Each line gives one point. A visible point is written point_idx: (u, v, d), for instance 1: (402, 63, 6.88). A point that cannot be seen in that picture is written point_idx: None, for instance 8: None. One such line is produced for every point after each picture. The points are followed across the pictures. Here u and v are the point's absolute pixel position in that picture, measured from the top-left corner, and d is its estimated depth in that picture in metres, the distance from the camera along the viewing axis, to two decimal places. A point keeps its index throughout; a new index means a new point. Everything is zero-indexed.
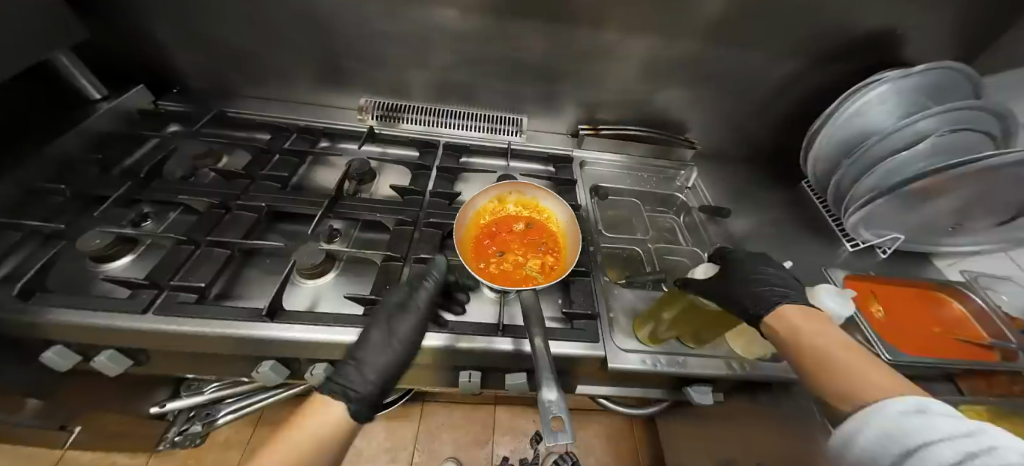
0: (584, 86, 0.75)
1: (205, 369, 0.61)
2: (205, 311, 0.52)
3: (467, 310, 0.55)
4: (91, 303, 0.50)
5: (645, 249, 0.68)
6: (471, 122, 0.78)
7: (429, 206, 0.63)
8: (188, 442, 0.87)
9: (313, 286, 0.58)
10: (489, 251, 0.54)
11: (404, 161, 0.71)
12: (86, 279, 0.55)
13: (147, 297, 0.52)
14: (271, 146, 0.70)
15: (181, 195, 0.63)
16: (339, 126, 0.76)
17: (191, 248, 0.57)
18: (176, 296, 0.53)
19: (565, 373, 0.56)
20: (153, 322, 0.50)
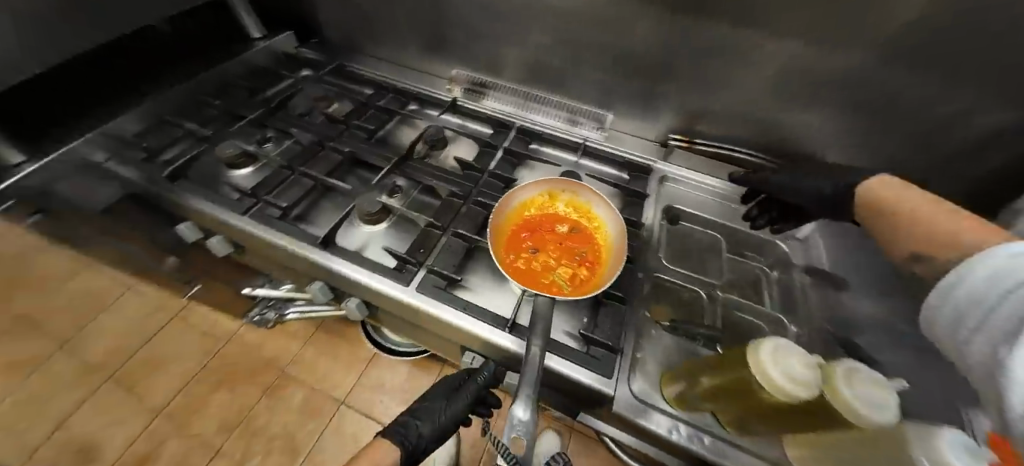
0: (687, 93, 0.65)
1: (280, 271, 0.71)
2: (282, 226, 0.59)
3: (488, 298, 0.54)
4: (212, 198, 0.62)
5: (711, 295, 0.57)
6: (552, 110, 0.75)
7: (483, 185, 0.63)
8: (265, 323, 1.00)
9: (369, 232, 0.62)
10: (522, 245, 0.52)
11: (475, 136, 0.72)
12: (216, 178, 0.69)
13: (248, 203, 0.62)
14: (370, 100, 0.78)
15: (293, 128, 0.74)
16: (430, 92, 0.80)
17: (287, 173, 0.66)
18: (266, 208, 0.62)
19: (569, 396, 0.52)
20: (246, 222, 0.60)
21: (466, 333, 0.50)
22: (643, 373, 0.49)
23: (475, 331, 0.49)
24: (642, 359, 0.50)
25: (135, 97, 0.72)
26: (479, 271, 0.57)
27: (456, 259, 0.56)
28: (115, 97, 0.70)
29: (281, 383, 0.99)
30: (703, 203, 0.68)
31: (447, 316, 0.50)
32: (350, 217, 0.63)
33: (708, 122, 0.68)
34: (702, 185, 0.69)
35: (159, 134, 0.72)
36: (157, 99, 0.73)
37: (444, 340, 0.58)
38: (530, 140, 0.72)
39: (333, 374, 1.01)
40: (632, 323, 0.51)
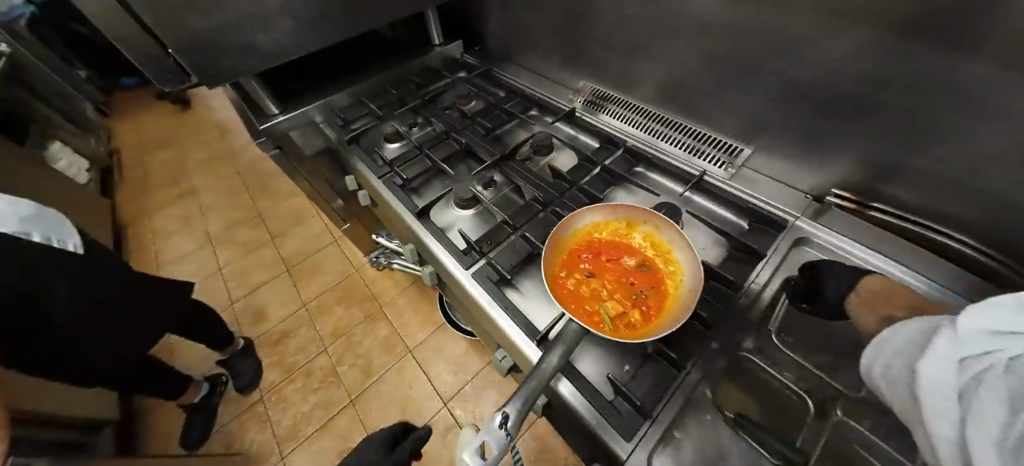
0: (868, 144, 0.48)
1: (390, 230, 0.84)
2: (400, 195, 0.69)
3: (532, 307, 0.53)
4: (363, 158, 0.78)
5: (823, 411, 0.41)
6: (675, 135, 0.67)
7: (567, 197, 0.62)
8: (378, 265, 1.19)
9: (457, 213, 0.68)
10: (579, 265, 0.48)
11: (579, 149, 0.71)
12: (373, 145, 0.85)
13: (384, 171, 0.74)
14: (500, 102, 0.85)
15: (435, 117, 0.86)
16: (554, 100, 0.82)
17: (417, 151, 0.78)
18: (393, 176, 0.74)
19: (583, 443, 0.46)
20: (379, 184, 0.72)
21: (501, 332, 0.51)
22: (673, 456, 0.40)
23: (507, 332, 0.49)
24: (679, 441, 0.40)
25: (348, 78, 0.94)
26: (535, 279, 0.56)
27: (515, 259, 0.57)
28: (336, 77, 0.94)
29: (376, 317, 1.20)
30: None
31: (488, 308, 0.52)
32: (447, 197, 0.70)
33: (892, 185, 0.49)
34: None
35: (353, 108, 0.92)
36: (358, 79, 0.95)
37: (488, 335, 0.58)
38: (636, 164, 0.67)
39: (411, 327, 1.17)
40: (677, 393, 0.42)
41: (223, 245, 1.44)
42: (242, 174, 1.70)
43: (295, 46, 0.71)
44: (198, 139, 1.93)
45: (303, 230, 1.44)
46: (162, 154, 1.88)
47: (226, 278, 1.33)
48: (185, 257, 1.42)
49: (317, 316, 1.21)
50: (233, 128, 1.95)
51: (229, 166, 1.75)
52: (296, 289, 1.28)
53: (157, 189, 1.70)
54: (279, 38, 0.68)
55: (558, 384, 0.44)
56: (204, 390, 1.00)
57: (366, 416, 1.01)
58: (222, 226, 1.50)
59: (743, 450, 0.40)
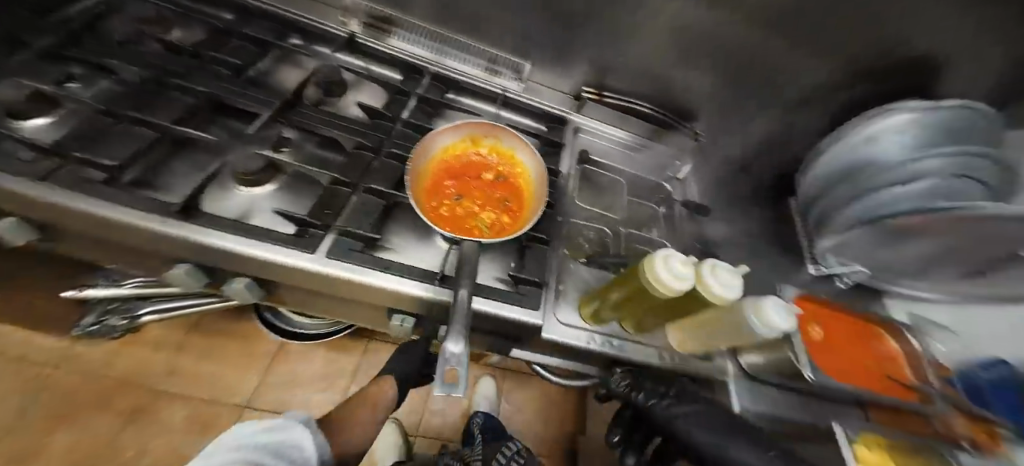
0: (605, 47, 0.67)
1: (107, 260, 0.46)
2: (129, 195, 0.39)
3: (410, 254, 0.48)
4: None
5: (616, 231, 0.64)
6: (468, 55, 0.69)
7: (396, 136, 0.56)
8: (107, 333, 0.82)
9: (248, 194, 0.48)
10: (445, 191, 0.49)
11: (381, 81, 0.63)
12: None
13: (43, 163, 0.39)
14: (233, 28, 0.61)
15: (109, 57, 0.51)
16: (317, 23, 0.66)
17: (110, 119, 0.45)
18: (80, 171, 0.40)
19: (509, 340, 0.54)
20: (36, 189, 0.36)
21: (397, 296, 0.45)
22: (565, 300, 0.53)
23: (406, 292, 0.44)
24: (566, 291, 0.54)
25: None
26: (399, 229, 0.51)
27: (371, 218, 0.48)
28: None
29: (151, 401, 0.82)
30: (610, 153, 0.74)
31: (373, 282, 0.43)
32: (219, 177, 0.47)
33: (618, 75, 0.71)
34: (607, 133, 0.75)
35: None
36: None
37: (368, 308, 0.50)
38: (447, 89, 0.67)
39: (226, 375, 0.87)
40: (551, 264, 0.54)
41: None
42: None
43: None
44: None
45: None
46: None
47: None
48: None
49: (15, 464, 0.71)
50: None
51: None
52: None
53: None
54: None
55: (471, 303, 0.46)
56: None
57: None
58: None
59: (600, 277, 0.57)
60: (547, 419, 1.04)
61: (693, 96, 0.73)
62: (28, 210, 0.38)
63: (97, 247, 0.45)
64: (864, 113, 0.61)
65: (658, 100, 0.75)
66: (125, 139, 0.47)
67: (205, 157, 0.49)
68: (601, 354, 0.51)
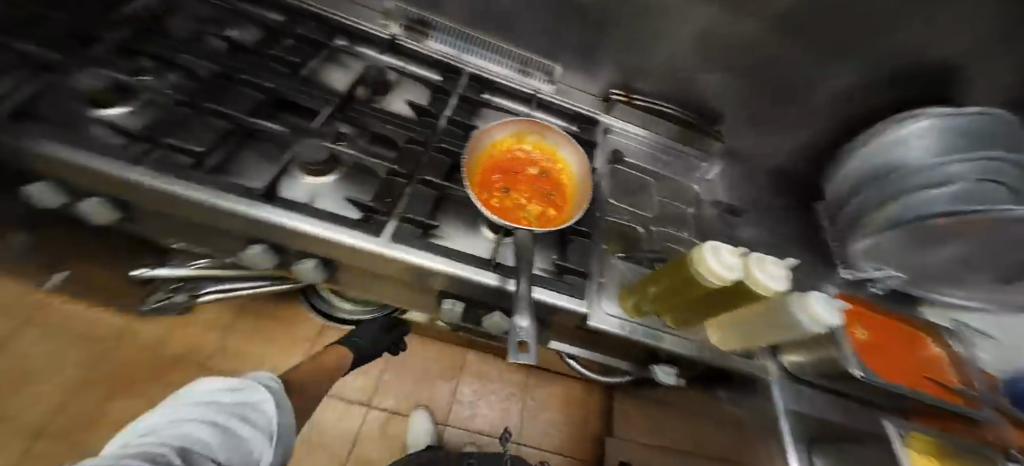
0: (637, 51, 0.70)
1: (182, 236, 0.50)
2: (225, 181, 0.44)
3: (461, 241, 0.52)
4: (75, 138, 0.40)
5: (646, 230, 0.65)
6: (502, 56, 0.74)
7: (444, 133, 0.60)
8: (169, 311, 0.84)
9: (315, 184, 0.52)
10: (494, 184, 0.52)
11: (425, 80, 0.68)
12: (71, 116, 0.45)
13: (146, 152, 0.43)
14: (285, 27, 0.65)
15: (180, 53, 0.55)
16: (359, 25, 0.71)
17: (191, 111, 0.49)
18: (172, 156, 0.45)
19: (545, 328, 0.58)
20: (150, 176, 0.41)
21: (453, 280, 0.48)
22: (608, 294, 0.56)
23: (459, 273, 0.47)
24: (607, 283, 0.57)
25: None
26: (449, 219, 0.54)
27: (425, 206, 0.53)
28: None
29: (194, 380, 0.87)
30: (639, 154, 0.76)
31: (435, 268, 0.46)
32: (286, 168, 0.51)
33: (646, 78, 0.74)
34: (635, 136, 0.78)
35: None
36: None
37: (422, 291, 0.54)
38: (482, 89, 0.70)
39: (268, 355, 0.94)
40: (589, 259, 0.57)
41: None
42: None
43: None
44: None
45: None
46: None
47: None
48: None
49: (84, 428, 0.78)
50: None
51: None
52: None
53: None
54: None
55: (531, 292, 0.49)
56: None
57: None
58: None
59: (636, 271, 0.60)
60: (565, 412, 1.12)
61: (719, 100, 0.76)
62: (140, 196, 0.42)
63: (185, 228, 0.48)
64: (885, 118, 0.63)
65: (685, 103, 0.77)
66: (209, 129, 0.51)
67: (281, 143, 0.52)
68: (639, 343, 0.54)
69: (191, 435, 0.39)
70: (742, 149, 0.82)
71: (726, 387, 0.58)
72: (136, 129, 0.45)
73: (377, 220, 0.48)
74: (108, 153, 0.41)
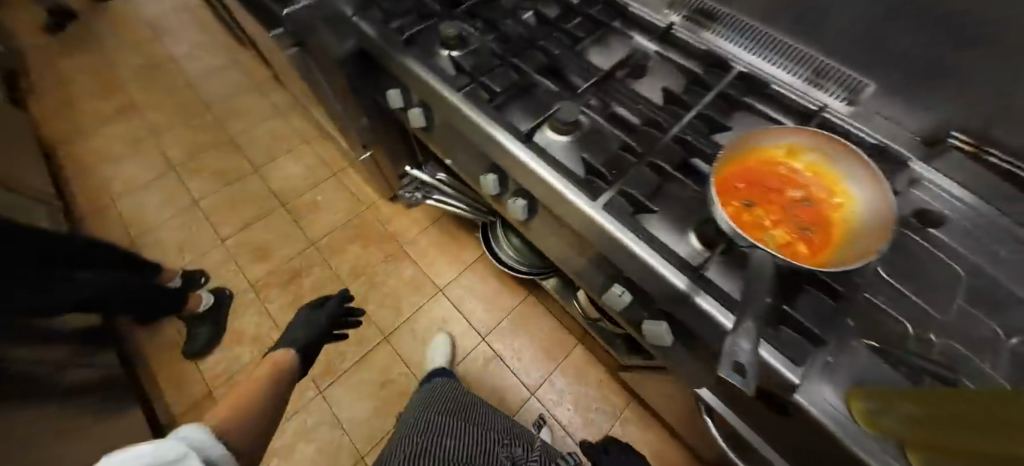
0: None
1: (452, 151, 0.69)
2: (499, 115, 0.55)
3: (669, 238, 0.47)
4: (429, 63, 0.60)
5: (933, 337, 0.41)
6: (791, 60, 0.62)
7: (690, 124, 0.54)
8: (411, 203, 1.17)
9: (556, 140, 0.55)
10: (738, 190, 0.44)
11: (688, 69, 0.62)
12: (429, 50, 0.64)
13: (464, 81, 0.58)
14: (578, 7, 0.71)
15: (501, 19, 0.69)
16: (639, 12, 0.71)
17: (498, 62, 0.62)
18: (478, 89, 0.57)
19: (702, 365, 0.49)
20: (458, 97, 0.56)
21: (639, 267, 0.45)
22: (830, 378, 0.39)
23: (650, 262, 0.44)
24: (833, 366, 0.40)
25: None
26: (661, 211, 0.50)
27: (647, 189, 0.50)
28: None
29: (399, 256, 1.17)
30: (959, 227, 0.51)
31: (630, 246, 0.44)
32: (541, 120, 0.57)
33: None
34: (972, 202, 0.52)
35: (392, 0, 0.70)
36: None
37: (601, 267, 0.54)
38: (749, 91, 0.60)
39: (439, 265, 1.16)
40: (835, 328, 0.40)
41: (198, 174, 1.33)
42: (207, 95, 1.49)
43: None
44: (166, 45, 1.63)
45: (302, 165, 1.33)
46: (86, 60, 1.59)
47: (212, 211, 1.26)
48: (151, 185, 1.32)
49: (334, 254, 1.18)
50: (181, 35, 1.66)
51: (204, 89, 1.52)
52: (306, 231, 1.22)
53: (95, 102, 1.49)
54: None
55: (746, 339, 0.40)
56: (205, 300, 1.06)
57: (401, 352, 1.05)
58: (211, 161, 1.35)
59: (893, 372, 0.38)
60: None
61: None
62: (448, 111, 0.59)
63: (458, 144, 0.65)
64: None
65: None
66: (499, 75, 0.61)
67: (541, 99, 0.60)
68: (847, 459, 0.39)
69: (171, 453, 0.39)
70: None
71: None
72: (465, 64, 0.61)
73: (598, 186, 0.49)
74: (445, 80, 0.58)
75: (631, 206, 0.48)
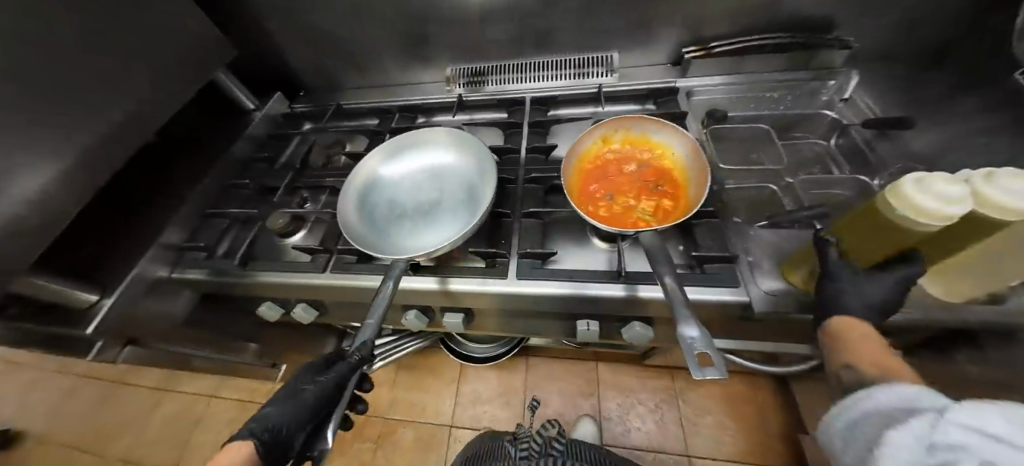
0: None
1: (348, 315, 0.66)
2: (372, 266, 0.54)
3: (581, 260, 0.52)
4: (280, 265, 0.58)
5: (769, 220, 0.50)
6: (558, 69, 0.70)
7: (527, 163, 0.60)
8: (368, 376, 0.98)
9: None
10: (596, 196, 0.49)
11: (494, 121, 0.68)
12: (278, 250, 0.63)
13: (325, 258, 0.57)
14: (381, 128, 0.72)
15: (329, 178, 0.67)
16: (431, 100, 0.75)
17: (325, 256, 0.57)
18: (342, 257, 0.56)
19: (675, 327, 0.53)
20: (334, 278, 0.54)
21: (579, 299, 0.48)
22: (768, 275, 0.46)
23: (586, 295, 0.47)
24: (757, 260, 0.47)
25: (177, 181, 0.64)
26: (556, 242, 0.54)
27: (537, 236, 0.53)
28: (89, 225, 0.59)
29: (388, 428, 0.97)
30: (738, 101, 0.64)
31: (557, 292, 0.48)
32: None
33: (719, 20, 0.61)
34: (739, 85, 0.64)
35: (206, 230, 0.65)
36: (148, 198, 0.62)
37: (556, 319, 0.56)
38: (546, 108, 0.69)
39: None
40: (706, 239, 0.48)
41: None
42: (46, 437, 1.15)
43: (71, 200, 0.49)
44: None
45: (229, 414, 1.07)
46: None
47: None
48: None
49: None
50: None
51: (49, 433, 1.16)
52: None
53: None
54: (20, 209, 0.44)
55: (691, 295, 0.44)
56: None
57: None
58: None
59: (770, 245, 0.49)
60: (741, 420, 0.87)
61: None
62: (331, 293, 0.57)
63: (359, 308, 0.62)
64: None
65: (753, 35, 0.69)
66: None
67: None
68: (791, 317, 0.44)
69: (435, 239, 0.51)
70: (876, 49, 0.61)
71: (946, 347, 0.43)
72: (315, 245, 0.59)
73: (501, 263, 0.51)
74: (307, 267, 0.57)
75: (524, 256, 0.51)
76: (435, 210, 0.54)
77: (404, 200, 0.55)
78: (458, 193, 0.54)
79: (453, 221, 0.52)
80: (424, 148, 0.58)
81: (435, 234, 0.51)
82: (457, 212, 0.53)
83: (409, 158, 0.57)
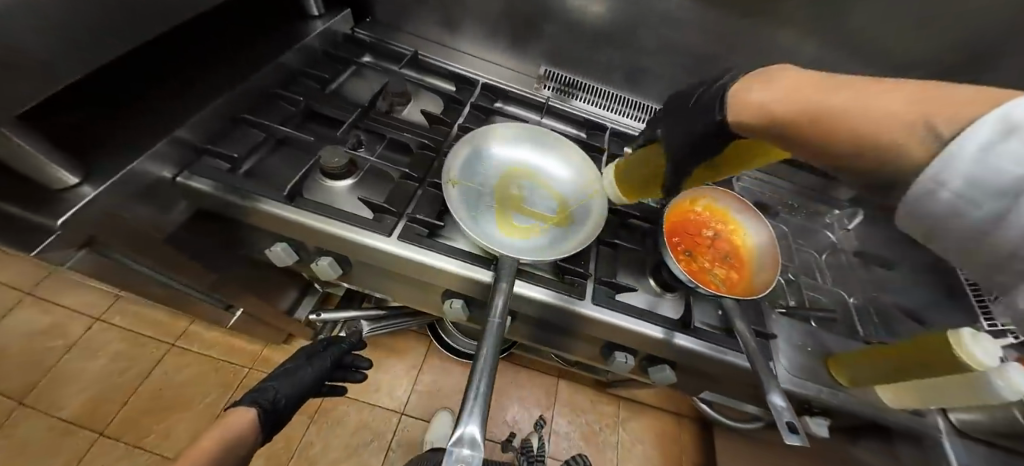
0: None
1: (371, 282, 0.60)
2: (444, 246, 0.50)
3: (645, 301, 0.55)
4: (331, 212, 0.50)
5: (788, 312, 0.61)
6: (641, 112, 0.74)
7: None
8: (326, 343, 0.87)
9: None
10: (678, 248, 0.54)
11: (576, 137, 0.69)
12: (322, 192, 0.54)
13: (391, 222, 0.50)
14: (460, 97, 0.68)
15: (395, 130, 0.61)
16: (514, 89, 0.72)
17: (393, 219, 0.51)
18: (411, 226, 0.51)
19: (691, 377, 0.60)
20: (399, 246, 0.49)
21: (641, 338, 0.51)
22: (780, 354, 0.56)
23: (649, 335, 0.50)
24: (777, 341, 0.57)
25: (212, 72, 0.53)
26: (623, 274, 0.57)
27: (612, 266, 0.55)
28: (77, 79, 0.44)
29: (330, 402, 0.87)
30: (768, 199, 0.76)
31: (627, 326, 0.50)
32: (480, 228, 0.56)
33: None
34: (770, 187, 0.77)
35: (237, 139, 0.55)
36: (167, 76, 0.49)
37: (595, 345, 0.58)
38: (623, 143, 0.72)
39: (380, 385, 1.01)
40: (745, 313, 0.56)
41: None
42: None
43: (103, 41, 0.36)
44: None
45: (112, 346, 0.85)
46: None
47: None
48: None
49: None
50: None
51: None
52: None
53: None
54: (50, 22, 0.31)
55: (735, 359, 0.51)
56: None
57: None
58: None
59: (785, 331, 0.59)
60: (665, 456, 0.99)
61: None
62: (382, 260, 0.51)
63: (395, 281, 0.57)
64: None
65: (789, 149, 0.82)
66: (425, 204, 0.53)
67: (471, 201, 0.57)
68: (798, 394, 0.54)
69: (527, 243, 0.49)
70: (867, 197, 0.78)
71: (872, 437, 0.57)
72: (381, 202, 0.51)
73: (582, 284, 0.51)
74: (370, 225, 0.50)
75: (604, 284, 0.52)
76: (528, 213, 0.52)
77: (502, 189, 0.53)
78: (557, 205, 0.53)
79: (547, 232, 0.51)
80: (536, 150, 0.57)
81: (529, 238, 0.49)
82: (552, 225, 0.52)
83: (520, 153, 0.56)
